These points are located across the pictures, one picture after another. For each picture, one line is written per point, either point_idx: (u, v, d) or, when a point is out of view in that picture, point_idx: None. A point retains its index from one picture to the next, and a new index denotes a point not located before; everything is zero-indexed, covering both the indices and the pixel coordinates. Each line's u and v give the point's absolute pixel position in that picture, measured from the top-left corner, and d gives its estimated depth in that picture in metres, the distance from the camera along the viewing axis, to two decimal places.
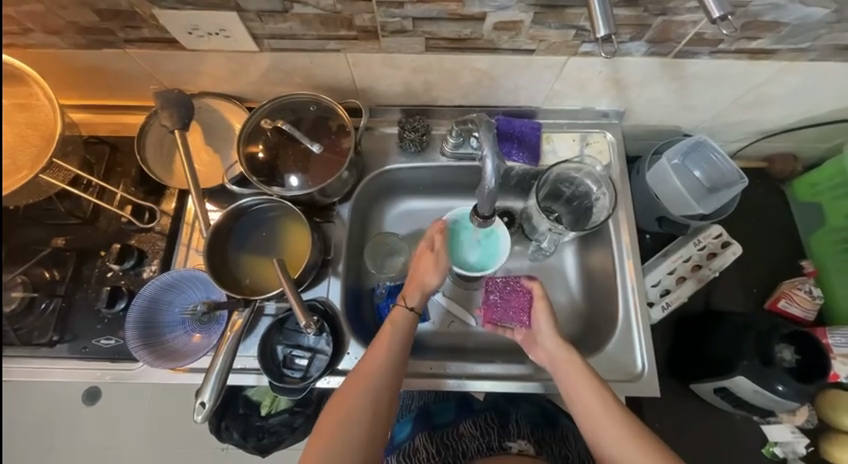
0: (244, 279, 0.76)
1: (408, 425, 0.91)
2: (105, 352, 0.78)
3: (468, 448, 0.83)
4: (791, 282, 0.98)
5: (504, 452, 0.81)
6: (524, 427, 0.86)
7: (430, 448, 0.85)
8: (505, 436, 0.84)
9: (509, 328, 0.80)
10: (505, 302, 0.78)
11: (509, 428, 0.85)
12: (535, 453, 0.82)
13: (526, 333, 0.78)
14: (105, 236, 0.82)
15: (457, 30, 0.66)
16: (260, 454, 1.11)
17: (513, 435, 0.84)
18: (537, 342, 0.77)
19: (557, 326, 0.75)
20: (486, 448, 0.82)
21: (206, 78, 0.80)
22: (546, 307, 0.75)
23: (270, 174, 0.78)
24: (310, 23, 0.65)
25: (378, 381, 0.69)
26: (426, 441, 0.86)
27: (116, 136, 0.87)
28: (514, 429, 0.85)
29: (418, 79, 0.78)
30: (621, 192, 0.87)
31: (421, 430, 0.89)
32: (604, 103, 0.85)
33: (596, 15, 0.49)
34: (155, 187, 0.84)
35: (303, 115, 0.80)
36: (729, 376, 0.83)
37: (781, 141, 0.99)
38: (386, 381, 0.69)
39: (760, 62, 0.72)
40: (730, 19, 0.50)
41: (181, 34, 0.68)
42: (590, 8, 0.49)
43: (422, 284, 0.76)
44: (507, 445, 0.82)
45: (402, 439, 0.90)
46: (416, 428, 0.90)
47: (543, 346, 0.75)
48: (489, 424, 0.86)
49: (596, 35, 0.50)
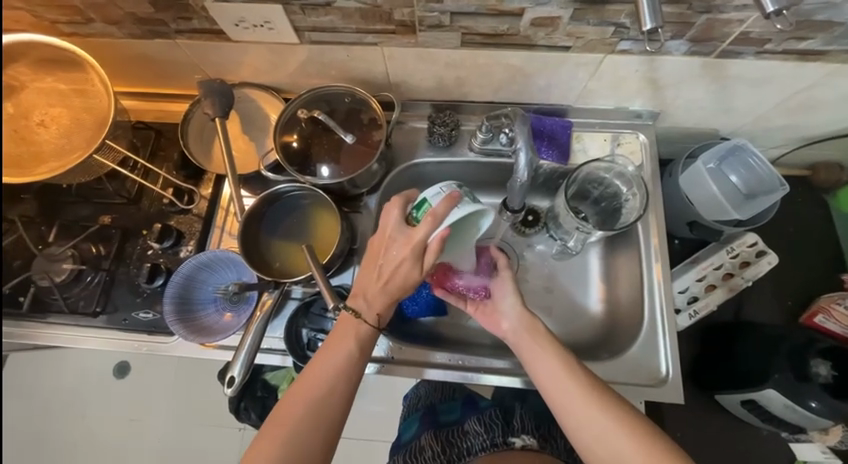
0: (274, 262, 0.79)
1: (416, 423, 0.94)
2: (143, 325, 0.82)
3: (472, 445, 0.83)
4: (830, 298, 0.92)
5: (509, 448, 0.80)
6: (529, 423, 0.85)
7: (435, 447, 0.86)
8: (510, 433, 0.83)
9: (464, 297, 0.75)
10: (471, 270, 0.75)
11: (514, 424, 0.84)
12: (539, 448, 0.81)
13: (485, 304, 0.75)
14: (147, 216, 0.87)
15: (494, 25, 0.66)
16: None
17: (516, 431, 0.83)
18: (497, 314, 0.74)
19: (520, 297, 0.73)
20: (490, 444, 0.81)
21: (248, 69, 0.83)
22: (511, 283, 0.74)
23: (304, 163, 0.81)
24: (350, 17, 0.67)
25: (335, 365, 0.66)
26: (432, 439, 0.87)
27: (161, 122, 0.92)
28: (518, 424, 0.84)
29: (451, 74, 0.79)
30: (652, 194, 0.86)
31: (427, 429, 0.91)
32: (638, 103, 0.84)
33: (641, 10, 0.49)
34: (195, 172, 0.88)
35: (337, 106, 0.82)
36: (759, 388, 0.81)
37: (826, 149, 0.94)
38: (341, 367, 0.66)
39: (810, 64, 0.69)
40: (785, 15, 0.49)
41: (228, 25, 0.71)
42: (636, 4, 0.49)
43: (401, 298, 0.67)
44: (511, 441, 0.81)
45: (410, 437, 0.93)
46: (421, 427, 0.92)
47: (506, 318, 0.72)
48: (494, 420, 0.85)
49: (641, 28, 0.49)
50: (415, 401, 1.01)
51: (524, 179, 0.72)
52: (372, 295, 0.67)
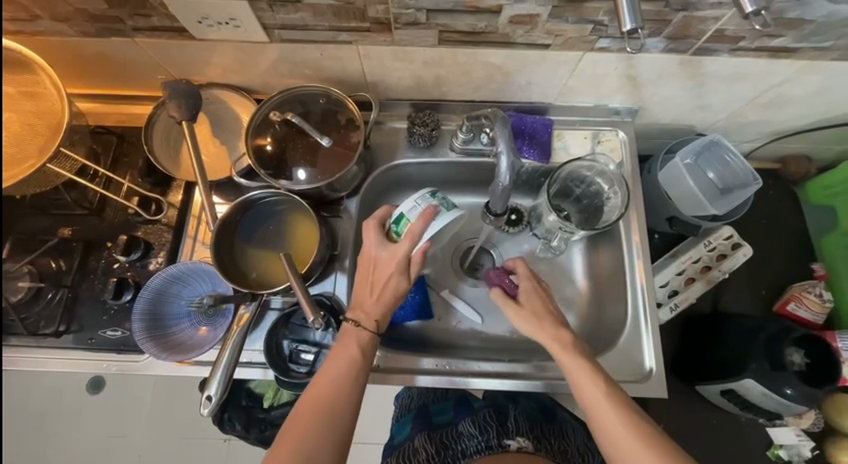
0: (251, 273, 0.75)
1: (409, 425, 0.92)
2: (111, 343, 0.77)
3: (467, 448, 0.82)
4: (802, 285, 0.97)
5: (503, 450, 0.80)
6: (523, 424, 0.85)
7: (429, 448, 0.84)
8: (504, 434, 0.82)
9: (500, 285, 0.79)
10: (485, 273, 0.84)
11: (508, 425, 0.84)
12: (533, 450, 0.81)
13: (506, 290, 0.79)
14: (111, 227, 0.82)
15: (472, 23, 0.64)
16: (262, 445, 1.13)
17: (511, 433, 0.83)
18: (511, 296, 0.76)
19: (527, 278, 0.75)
20: (485, 447, 0.80)
21: (216, 68, 0.79)
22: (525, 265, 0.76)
23: (278, 167, 0.77)
24: (321, 14, 0.64)
25: (350, 358, 0.67)
26: (425, 441, 0.86)
27: (123, 126, 0.86)
28: (512, 425, 0.84)
29: (430, 73, 0.77)
30: (633, 191, 0.86)
31: (420, 430, 0.90)
32: (617, 100, 0.84)
33: (621, 11, 0.48)
34: (162, 179, 0.83)
35: (312, 108, 0.79)
36: (738, 378, 0.83)
37: (796, 142, 0.97)
38: (354, 365, 0.66)
39: (781, 61, 0.70)
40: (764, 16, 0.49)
41: (190, 23, 0.67)
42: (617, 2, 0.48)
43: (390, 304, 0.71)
44: (506, 443, 0.81)
45: (403, 439, 0.90)
46: (414, 428, 0.91)
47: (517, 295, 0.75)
48: (488, 420, 0.85)
49: (622, 29, 0.48)
50: (408, 400, 0.99)
51: (506, 182, 0.70)
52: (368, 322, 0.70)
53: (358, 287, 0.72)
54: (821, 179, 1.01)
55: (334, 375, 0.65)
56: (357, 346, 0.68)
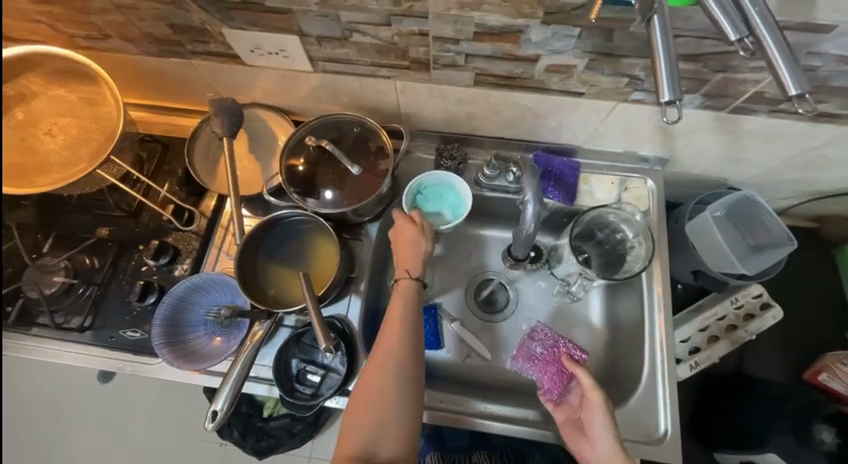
0: (269, 288, 0.77)
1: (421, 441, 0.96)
2: (129, 344, 0.80)
3: None
4: (835, 356, 0.90)
5: None
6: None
7: None
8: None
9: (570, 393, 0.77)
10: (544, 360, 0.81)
11: None
12: None
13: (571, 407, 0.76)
14: (144, 231, 0.85)
15: (508, 68, 0.66)
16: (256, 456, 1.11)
17: None
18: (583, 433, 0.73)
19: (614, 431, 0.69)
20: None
21: (260, 90, 0.83)
22: (602, 402, 0.70)
23: (307, 188, 0.80)
24: (365, 51, 0.67)
25: (398, 352, 0.66)
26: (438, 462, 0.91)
27: (168, 136, 0.92)
28: None
29: (463, 109, 0.79)
30: (659, 242, 0.85)
31: (433, 449, 0.93)
32: (647, 148, 0.84)
33: (660, 81, 0.40)
34: (198, 189, 0.87)
35: (345, 134, 0.82)
36: (760, 451, 0.81)
37: (835, 204, 0.93)
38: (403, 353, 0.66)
39: (824, 125, 0.68)
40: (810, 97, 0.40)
41: (242, 50, 0.71)
42: (655, 70, 0.40)
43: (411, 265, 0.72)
44: None
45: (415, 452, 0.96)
46: (428, 447, 0.94)
47: (594, 447, 0.70)
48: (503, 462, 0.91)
49: (660, 99, 0.40)
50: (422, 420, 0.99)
51: (530, 229, 0.71)
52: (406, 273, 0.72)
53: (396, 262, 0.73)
54: None
55: (382, 389, 0.64)
56: (402, 349, 0.66)
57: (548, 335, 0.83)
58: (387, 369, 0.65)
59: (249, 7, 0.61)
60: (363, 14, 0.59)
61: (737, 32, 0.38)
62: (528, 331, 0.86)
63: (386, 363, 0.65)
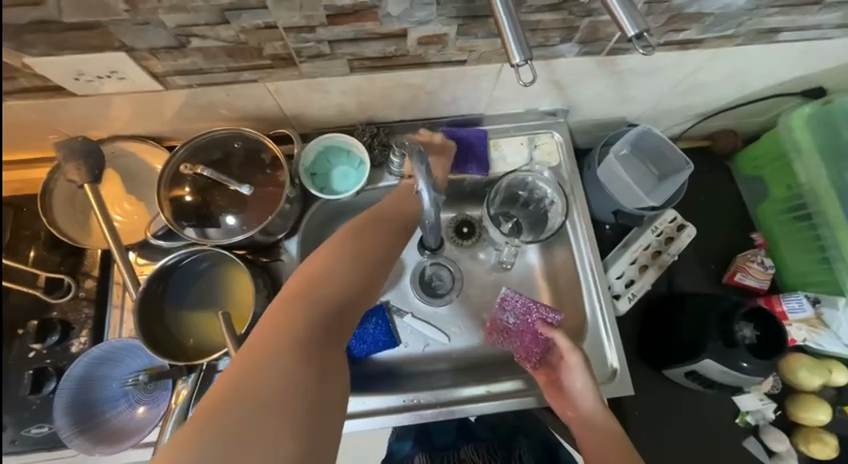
0: (187, 340, 0.69)
1: (410, 441, 0.86)
2: (38, 442, 0.68)
3: None
4: (745, 256, 1.01)
5: None
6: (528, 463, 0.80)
7: None
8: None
9: (550, 356, 0.79)
10: (518, 325, 0.83)
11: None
12: None
13: (551, 367, 0.79)
14: (21, 311, 0.72)
15: (380, 48, 0.61)
16: None
17: None
18: (563, 392, 0.76)
19: (593, 383, 0.73)
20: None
21: (115, 121, 0.72)
22: (580, 361, 0.74)
23: (203, 220, 0.72)
24: (214, 56, 0.58)
25: (320, 273, 0.57)
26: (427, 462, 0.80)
27: (19, 196, 0.76)
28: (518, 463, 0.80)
29: (351, 99, 0.73)
30: (575, 193, 0.87)
31: (422, 450, 0.84)
32: (546, 103, 0.84)
33: (509, 43, 0.43)
34: (72, 249, 0.75)
35: (229, 152, 0.74)
36: (698, 359, 0.84)
37: (721, 120, 1.01)
38: (329, 270, 0.58)
39: (691, 52, 0.71)
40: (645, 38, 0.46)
41: (66, 81, 0.60)
42: (502, 38, 0.43)
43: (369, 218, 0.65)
44: None
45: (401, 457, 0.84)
46: (415, 446, 0.85)
47: (577, 406, 0.73)
48: (492, 455, 0.81)
49: (511, 62, 0.43)
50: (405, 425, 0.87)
51: (433, 215, 0.69)
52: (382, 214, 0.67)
53: (358, 216, 0.66)
54: (748, 151, 1.05)
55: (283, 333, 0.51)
56: (326, 277, 0.57)
57: (519, 303, 0.83)
58: (282, 333, 0.51)
59: (44, 27, 0.50)
60: (190, 15, 0.51)
61: None
62: (499, 300, 0.85)
63: (301, 314, 0.52)
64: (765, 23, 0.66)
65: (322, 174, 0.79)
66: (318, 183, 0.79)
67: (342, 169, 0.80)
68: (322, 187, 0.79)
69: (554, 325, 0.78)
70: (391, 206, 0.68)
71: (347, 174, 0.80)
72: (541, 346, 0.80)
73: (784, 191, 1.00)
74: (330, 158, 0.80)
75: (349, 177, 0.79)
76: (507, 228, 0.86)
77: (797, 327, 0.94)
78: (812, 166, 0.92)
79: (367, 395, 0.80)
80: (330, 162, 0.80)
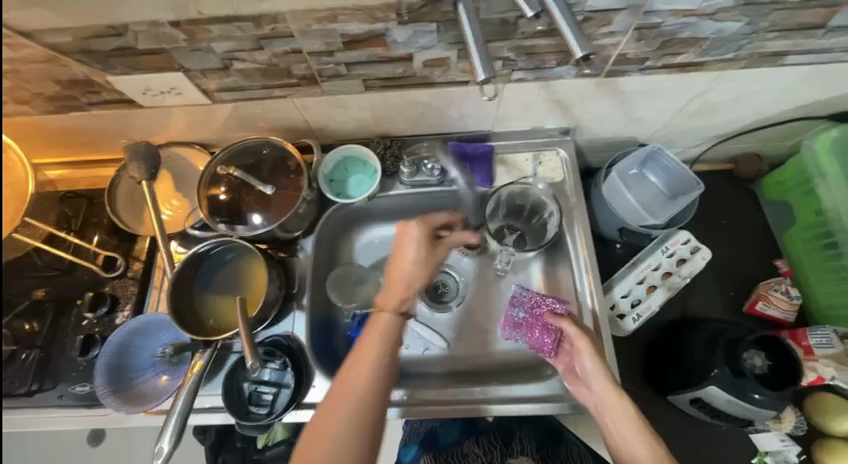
0: (208, 319, 0.79)
1: (415, 446, 0.86)
2: (80, 398, 0.79)
3: None
4: (767, 284, 0.96)
5: None
6: (528, 445, 0.82)
7: None
8: (509, 456, 0.80)
9: (564, 343, 0.79)
10: (529, 317, 0.83)
11: (513, 446, 0.82)
12: None
13: (564, 353, 0.79)
14: (80, 285, 0.85)
15: (390, 70, 0.69)
16: None
17: (515, 453, 0.80)
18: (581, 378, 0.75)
19: (604, 366, 0.71)
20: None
21: (171, 129, 0.85)
22: (587, 346, 0.72)
23: (234, 215, 0.83)
24: (251, 76, 0.70)
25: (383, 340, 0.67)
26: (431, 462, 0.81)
27: (93, 189, 0.92)
28: (517, 447, 0.82)
29: (367, 114, 0.82)
30: (577, 208, 0.89)
31: (428, 451, 0.85)
32: (552, 122, 0.88)
33: (474, 62, 0.49)
34: (126, 235, 0.88)
35: (260, 158, 0.85)
36: (703, 386, 0.80)
37: (741, 142, 0.98)
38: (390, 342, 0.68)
39: (693, 75, 0.74)
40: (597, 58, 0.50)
41: (136, 95, 0.73)
42: (469, 59, 0.50)
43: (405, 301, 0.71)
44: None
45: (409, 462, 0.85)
46: (420, 449, 0.85)
47: (592, 389, 0.71)
48: (493, 443, 0.83)
49: (476, 79, 0.49)
50: (416, 424, 0.92)
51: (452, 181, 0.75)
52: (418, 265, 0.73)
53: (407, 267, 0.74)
54: (774, 175, 1.01)
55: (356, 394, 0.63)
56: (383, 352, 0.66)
57: (527, 297, 0.84)
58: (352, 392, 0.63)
59: (123, 52, 0.64)
60: (233, 42, 0.62)
61: (533, 9, 0.48)
62: (509, 298, 0.87)
63: (380, 357, 0.66)
64: (768, 46, 0.68)
65: (339, 181, 0.88)
66: (335, 189, 0.88)
67: (357, 178, 0.88)
68: (339, 192, 0.88)
69: (561, 316, 0.77)
70: (411, 271, 0.73)
71: (361, 182, 0.88)
72: (550, 334, 0.80)
73: (811, 217, 0.95)
74: (347, 167, 0.89)
75: (362, 185, 0.88)
76: (512, 239, 0.90)
77: (824, 363, 0.86)
78: (837, 190, 0.89)
79: None
80: (348, 170, 0.89)
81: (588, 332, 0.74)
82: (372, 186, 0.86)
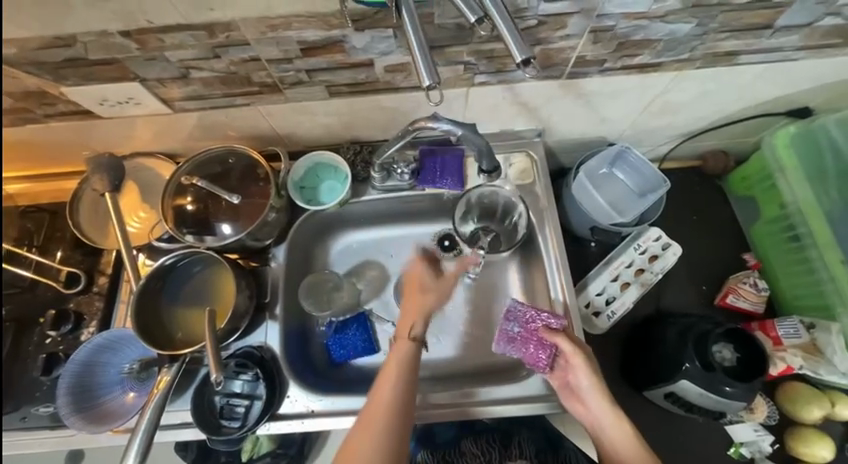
0: (176, 333, 0.77)
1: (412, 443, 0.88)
2: (44, 420, 0.77)
3: None
4: (736, 277, 0.98)
5: None
6: (528, 448, 0.82)
7: None
8: (507, 458, 0.81)
9: (559, 360, 0.76)
10: (525, 333, 0.77)
11: (512, 450, 0.82)
12: None
13: (558, 369, 0.76)
14: (43, 302, 0.82)
15: (351, 76, 0.69)
16: None
17: (514, 457, 0.80)
18: (575, 395, 0.75)
19: (601, 385, 0.72)
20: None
21: (134, 140, 0.83)
22: (585, 364, 0.73)
23: (202, 226, 0.82)
24: (211, 84, 0.69)
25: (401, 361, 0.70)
26: (429, 459, 0.84)
27: (56, 203, 0.89)
28: (515, 450, 0.81)
29: (335, 120, 0.81)
30: (549, 209, 0.89)
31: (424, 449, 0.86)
32: (520, 124, 0.88)
33: (419, 69, 0.51)
34: (91, 249, 0.86)
35: (228, 167, 0.83)
36: (676, 380, 0.81)
37: (707, 140, 1.01)
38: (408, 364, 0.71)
39: (651, 75, 0.75)
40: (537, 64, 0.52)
41: (94, 106, 0.72)
42: (415, 66, 0.51)
43: (423, 308, 0.74)
44: None
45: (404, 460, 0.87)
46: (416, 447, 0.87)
47: (588, 407, 0.73)
48: (490, 445, 0.83)
49: (423, 85, 0.51)
50: None
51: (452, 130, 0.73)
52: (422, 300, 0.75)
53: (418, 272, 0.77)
54: (739, 171, 1.04)
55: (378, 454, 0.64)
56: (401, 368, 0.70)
57: (521, 311, 0.78)
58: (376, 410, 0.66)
59: (75, 63, 0.62)
60: (190, 51, 0.62)
61: (474, 14, 0.50)
62: (503, 312, 0.80)
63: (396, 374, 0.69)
64: (720, 46, 0.70)
65: (309, 188, 0.88)
66: (306, 196, 0.87)
67: (329, 184, 0.88)
68: (310, 199, 0.87)
69: (558, 332, 0.75)
70: (423, 299, 0.75)
71: (332, 189, 0.88)
72: (546, 350, 0.76)
73: (775, 211, 0.97)
74: (318, 173, 0.88)
75: (332, 190, 0.87)
76: (487, 241, 0.90)
77: (793, 353, 0.88)
78: (797, 184, 0.91)
79: (338, 395, 0.79)
80: (318, 177, 0.88)
81: (583, 347, 0.74)
82: (344, 191, 0.86)
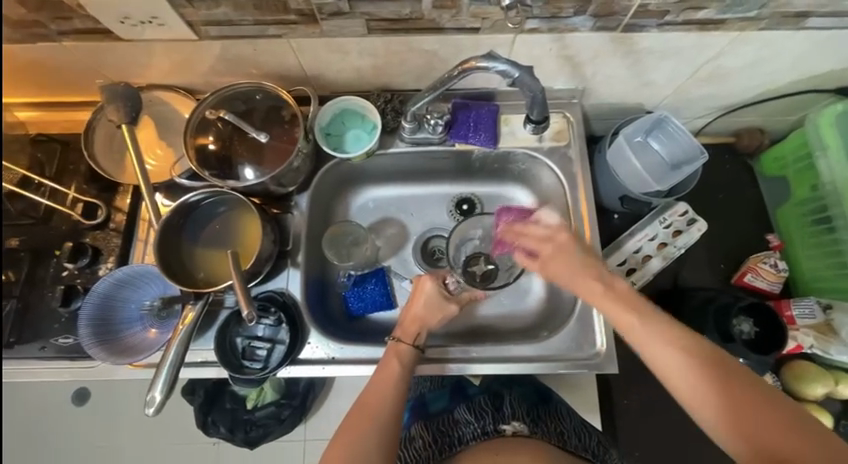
0: (197, 272, 0.76)
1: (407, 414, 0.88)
2: (64, 351, 0.77)
3: (463, 434, 0.77)
4: (756, 257, 0.97)
5: (500, 435, 0.76)
6: (519, 409, 0.82)
7: (426, 437, 0.80)
8: (500, 420, 0.79)
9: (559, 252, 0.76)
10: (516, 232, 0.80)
11: (504, 411, 0.81)
12: (529, 433, 0.76)
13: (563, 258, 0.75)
14: (58, 235, 0.80)
15: (396, 10, 0.65)
16: (249, 447, 0.99)
17: (507, 418, 0.79)
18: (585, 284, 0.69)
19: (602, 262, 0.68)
20: (481, 432, 0.76)
21: (153, 70, 0.78)
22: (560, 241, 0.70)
23: (223, 167, 0.78)
24: (243, 8, 0.64)
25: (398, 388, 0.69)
26: (422, 430, 0.82)
27: (67, 134, 0.85)
28: (508, 410, 0.81)
29: (369, 63, 0.77)
30: (582, 173, 0.86)
31: (417, 419, 0.85)
32: (560, 81, 0.84)
33: None
34: (107, 184, 0.83)
35: (252, 106, 0.79)
36: None
37: (746, 115, 0.97)
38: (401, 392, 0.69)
39: (710, 33, 0.71)
40: None
41: (113, 24, 0.66)
42: None
43: (423, 321, 0.77)
44: (501, 428, 0.77)
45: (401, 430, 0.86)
46: (410, 418, 0.86)
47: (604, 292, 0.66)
48: (484, 407, 0.82)
49: None
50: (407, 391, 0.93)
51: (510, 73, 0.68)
52: (424, 313, 0.77)
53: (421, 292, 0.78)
54: (774, 151, 1.01)
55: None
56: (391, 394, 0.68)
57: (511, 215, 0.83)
58: (360, 428, 0.65)
59: None
60: None
61: None
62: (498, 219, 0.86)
63: (384, 396, 0.68)
64: (790, 4, 0.66)
65: (334, 135, 0.83)
66: (331, 143, 0.83)
67: (354, 132, 0.83)
68: (336, 146, 0.83)
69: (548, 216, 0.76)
70: (427, 314, 0.77)
71: (357, 138, 0.83)
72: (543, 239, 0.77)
73: (806, 191, 0.97)
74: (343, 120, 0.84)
75: (358, 139, 0.83)
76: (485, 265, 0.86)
77: (805, 333, 0.90)
78: (837, 163, 0.89)
79: (359, 344, 0.80)
80: (344, 124, 0.84)
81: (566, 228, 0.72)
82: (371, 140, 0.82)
